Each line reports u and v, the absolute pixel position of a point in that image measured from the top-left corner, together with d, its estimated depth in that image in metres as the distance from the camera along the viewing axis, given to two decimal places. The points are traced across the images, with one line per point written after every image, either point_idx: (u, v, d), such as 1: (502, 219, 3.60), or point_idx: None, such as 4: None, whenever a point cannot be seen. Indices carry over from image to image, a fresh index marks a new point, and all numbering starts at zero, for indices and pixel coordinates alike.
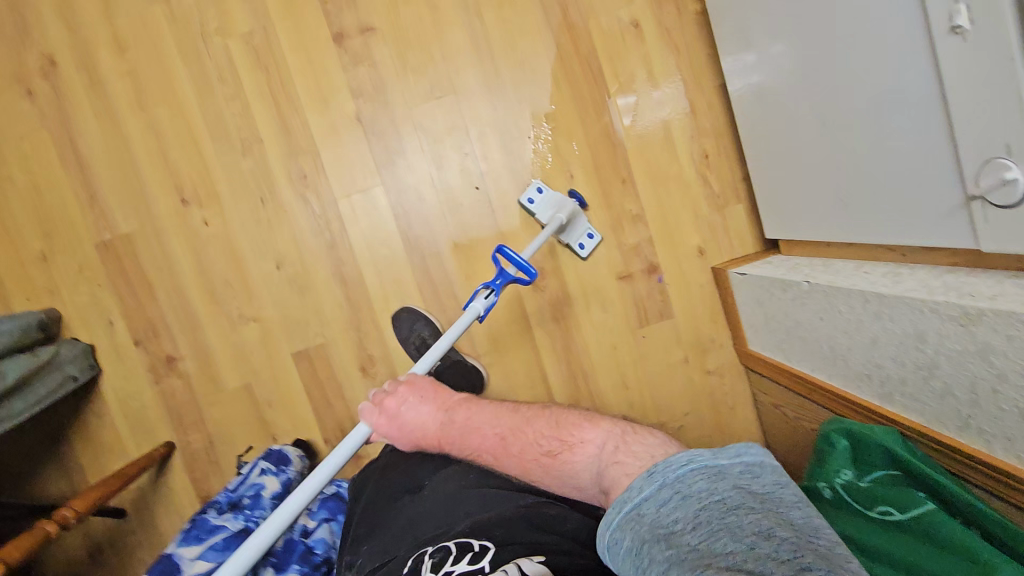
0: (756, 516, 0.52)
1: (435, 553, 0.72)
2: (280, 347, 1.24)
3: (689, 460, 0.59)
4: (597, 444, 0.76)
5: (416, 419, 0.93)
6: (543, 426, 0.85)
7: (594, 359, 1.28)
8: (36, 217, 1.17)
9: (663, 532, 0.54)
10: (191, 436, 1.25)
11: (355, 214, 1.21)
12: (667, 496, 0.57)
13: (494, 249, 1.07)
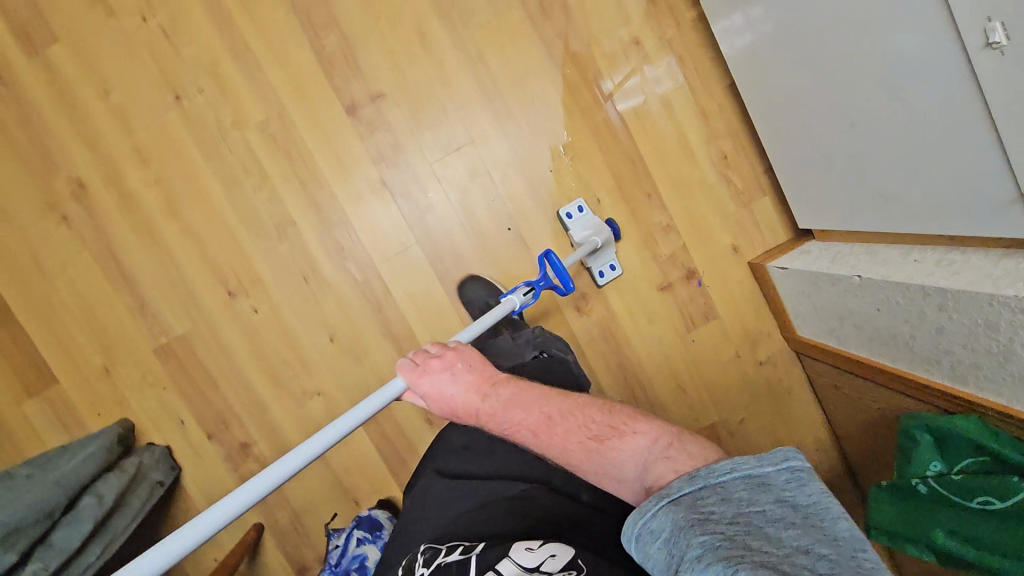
0: (800, 533, 0.49)
1: (427, 551, 0.72)
2: (346, 415, 1.25)
3: (736, 464, 0.56)
4: (649, 437, 0.68)
5: (456, 382, 0.81)
6: (593, 413, 0.75)
7: (651, 371, 1.29)
8: (92, 333, 1.20)
9: (696, 518, 0.51)
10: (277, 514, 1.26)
11: (395, 273, 1.22)
12: (707, 494, 0.54)
13: (542, 253, 1.09)
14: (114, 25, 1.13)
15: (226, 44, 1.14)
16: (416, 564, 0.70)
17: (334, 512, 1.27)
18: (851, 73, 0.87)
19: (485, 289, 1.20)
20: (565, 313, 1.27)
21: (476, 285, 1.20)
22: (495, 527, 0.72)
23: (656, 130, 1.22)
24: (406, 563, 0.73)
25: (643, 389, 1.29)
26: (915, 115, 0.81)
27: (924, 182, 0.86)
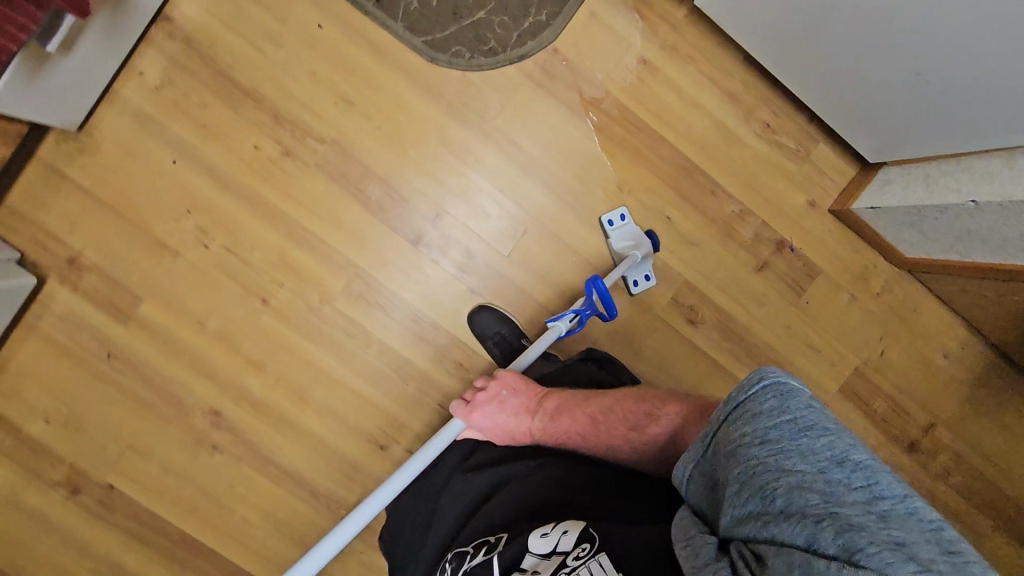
0: (829, 444, 0.51)
1: (456, 558, 0.77)
2: None
3: (763, 380, 0.55)
4: (681, 415, 0.81)
5: (505, 411, 0.95)
6: (628, 403, 0.88)
7: (784, 346, 1.28)
8: (279, 534, 1.25)
9: (734, 451, 0.54)
10: None
11: None
12: (737, 420, 0.55)
13: (589, 280, 1.07)
14: (183, 262, 1.18)
15: (285, 235, 1.19)
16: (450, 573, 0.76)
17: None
18: (908, 20, 0.88)
19: (498, 321, 1.20)
20: (683, 332, 1.25)
21: (489, 316, 1.20)
22: (515, 510, 0.78)
23: (695, 130, 1.22)
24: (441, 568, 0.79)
25: (784, 365, 1.28)
26: (989, 52, 0.83)
27: (1007, 108, 0.88)
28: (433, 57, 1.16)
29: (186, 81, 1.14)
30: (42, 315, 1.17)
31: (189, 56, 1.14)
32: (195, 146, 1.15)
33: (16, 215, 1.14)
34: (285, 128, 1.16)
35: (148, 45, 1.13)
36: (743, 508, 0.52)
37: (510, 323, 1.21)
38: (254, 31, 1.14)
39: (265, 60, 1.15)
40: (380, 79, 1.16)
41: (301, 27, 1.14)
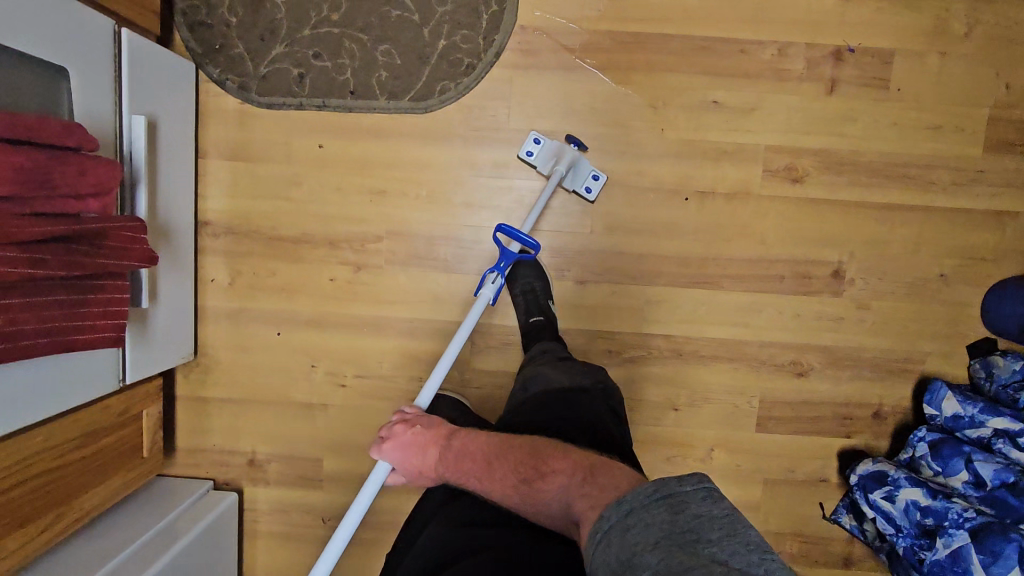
0: (712, 546, 0.53)
1: None
2: (746, 441, 1.21)
3: (656, 487, 0.60)
4: (567, 473, 0.70)
5: (417, 451, 0.86)
6: (521, 451, 0.77)
7: (902, 143, 1.16)
8: None
9: (629, 558, 0.55)
10: (788, 547, 1.22)
11: (663, 313, 1.19)
12: (633, 520, 0.58)
13: (494, 229, 1.01)
14: (334, 409, 1.24)
15: (400, 335, 1.22)
16: None
17: (821, 502, 1.21)
18: None
19: (535, 274, 1.16)
20: (796, 194, 1.16)
21: (528, 266, 1.16)
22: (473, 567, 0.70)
23: (691, 9, 1.15)
24: None
25: (913, 161, 1.16)
26: None
27: None
28: (427, 105, 1.16)
29: (250, 263, 1.21)
30: (255, 516, 1.26)
31: (240, 241, 1.20)
32: (287, 310, 1.22)
33: (191, 449, 1.25)
34: (346, 248, 1.20)
35: (206, 254, 1.21)
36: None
37: (542, 276, 1.16)
38: (275, 186, 1.19)
39: (296, 203, 1.19)
40: (396, 156, 1.18)
41: (308, 157, 1.18)
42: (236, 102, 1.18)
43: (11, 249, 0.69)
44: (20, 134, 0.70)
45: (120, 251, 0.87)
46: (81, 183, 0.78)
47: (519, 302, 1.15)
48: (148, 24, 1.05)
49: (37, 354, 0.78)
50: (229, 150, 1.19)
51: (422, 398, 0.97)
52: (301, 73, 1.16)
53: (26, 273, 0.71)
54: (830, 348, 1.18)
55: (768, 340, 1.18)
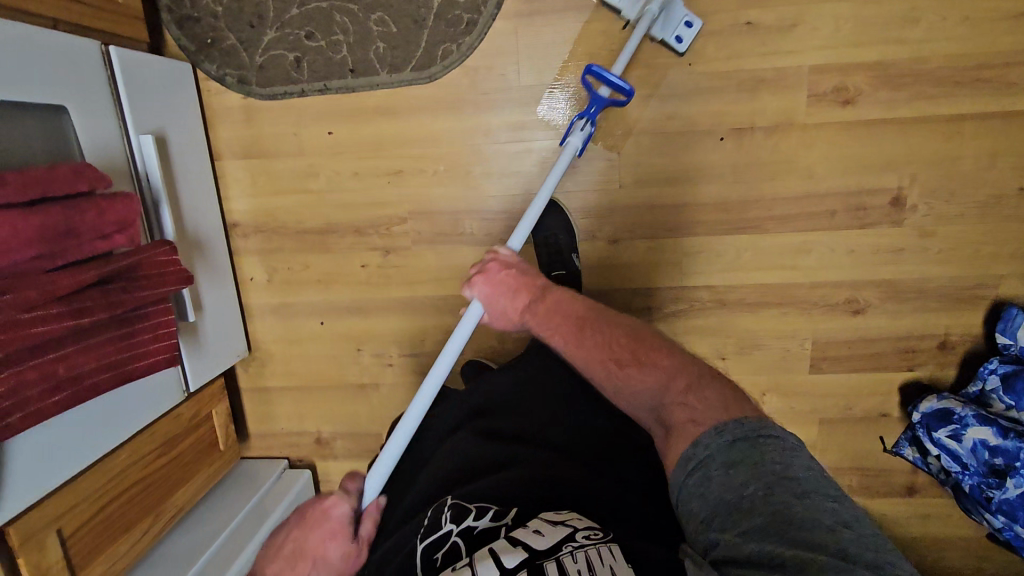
0: (832, 503, 0.51)
1: (452, 506, 0.71)
2: (800, 383, 1.17)
3: (761, 431, 0.57)
4: (671, 372, 0.68)
5: (507, 290, 0.83)
6: (623, 335, 0.75)
7: (975, 41, 1.00)
8: None
9: (737, 500, 0.52)
10: (847, 480, 1.22)
11: (704, 263, 1.12)
12: (737, 459, 0.55)
13: (584, 70, 0.92)
14: (385, 388, 1.28)
15: (438, 314, 1.22)
16: (444, 518, 0.70)
17: (881, 436, 1.18)
18: None
19: (558, 226, 1.10)
20: (847, 118, 1.04)
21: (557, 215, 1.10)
22: (514, 483, 0.72)
23: None
24: (432, 514, 0.73)
25: (988, 60, 1.00)
26: None
27: None
28: (431, 74, 1.09)
29: (283, 256, 1.22)
30: (329, 487, 1.36)
31: (269, 238, 1.21)
32: (326, 299, 1.24)
33: (262, 433, 1.34)
34: (372, 234, 1.19)
35: (241, 254, 1.23)
36: (738, 556, 0.49)
37: (566, 226, 1.10)
38: (292, 179, 1.18)
39: (315, 194, 1.18)
40: (407, 132, 1.13)
41: (319, 144, 1.15)
42: (239, 98, 1.14)
43: (53, 306, 0.72)
44: (35, 193, 0.71)
45: (155, 279, 0.89)
46: (102, 224, 0.79)
47: (540, 255, 1.09)
48: (136, 34, 1.01)
49: (104, 389, 0.83)
50: (242, 148, 1.17)
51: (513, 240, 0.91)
52: (298, 57, 1.10)
53: (72, 324, 0.75)
54: (889, 282, 1.10)
55: (820, 281, 1.11)
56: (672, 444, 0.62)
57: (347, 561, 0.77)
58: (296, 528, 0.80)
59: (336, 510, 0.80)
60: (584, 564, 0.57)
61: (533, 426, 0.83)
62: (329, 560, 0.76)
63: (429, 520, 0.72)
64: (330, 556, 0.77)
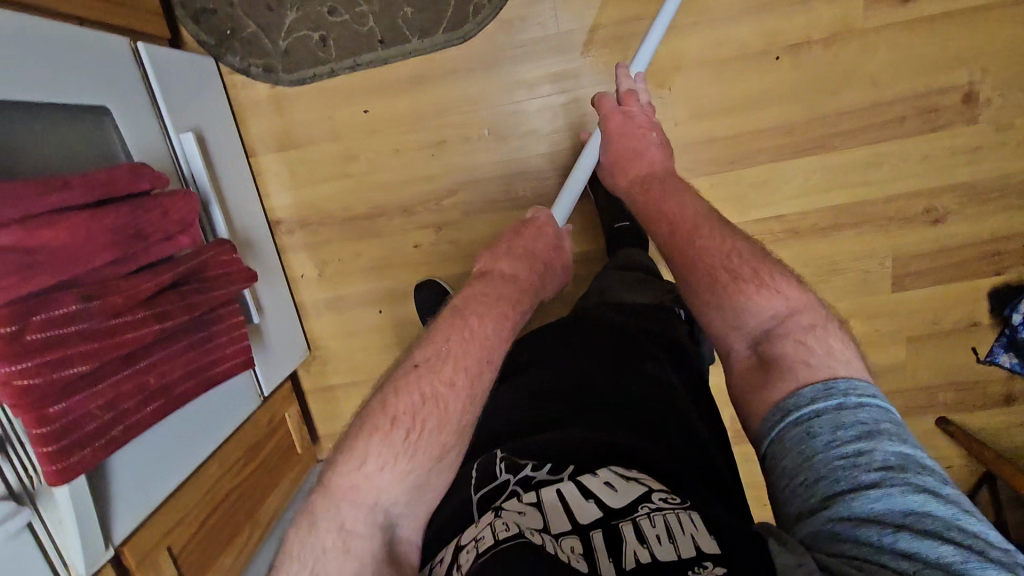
0: (950, 488, 0.44)
1: (506, 460, 0.58)
2: (883, 303, 1.13)
3: (873, 396, 0.49)
4: (795, 305, 0.58)
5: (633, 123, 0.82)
6: (744, 246, 0.63)
7: None
8: None
9: (842, 466, 0.46)
10: (941, 398, 1.17)
11: (770, 190, 1.08)
12: (847, 419, 0.48)
13: None
14: None
15: None
16: (498, 471, 0.57)
17: (974, 348, 1.14)
18: None
19: None
20: (908, 18, 0.99)
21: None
22: (564, 438, 0.60)
23: None
24: (480, 467, 0.59)
25: None
26: None
27: None
28: (465, 32, 1.04)
29: (333, 249, 1.18)
30: None
31: (316, 231, 1.17)
32: (381, 286, 1.20)
33: (328, 432, 1.30)
34: (421, 211, 1.15)
35: (287, 252, 1.19)
36: (837, 529, 0.43)
37: None
38: (332, 165, 1.13)
39: (357, 177, 1.14)
40: (447, 99, 1.08)
41: (354, 124, 1.11)
42: (266, 88, 1.10)
43: (139, 310, 0.68)
44: (102, 194, 0.67)
45: (220, 279, 0.85)
46: (167, 223, 0.75)
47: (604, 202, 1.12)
48: (154, 30, 0.98)
49: (191, 397, 0.80)
50: (276, 140, 1.12)
51: (638, 63, 0.89)
52: (322, 36, 1.05)
53: (158, 329, 0.71)
54: (968, 186, 1.05)
55: (895, 193, 1.06)
56: (777, 378, 0.54)
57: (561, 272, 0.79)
58: (516, 239, 0.75)
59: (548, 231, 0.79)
60: (664, 529, 0.47)
61: (583, 379, 0.72)
62: (553, 265, 0.77)
63: (478, 472, 0.59)
64: (554, 268, 0.76)
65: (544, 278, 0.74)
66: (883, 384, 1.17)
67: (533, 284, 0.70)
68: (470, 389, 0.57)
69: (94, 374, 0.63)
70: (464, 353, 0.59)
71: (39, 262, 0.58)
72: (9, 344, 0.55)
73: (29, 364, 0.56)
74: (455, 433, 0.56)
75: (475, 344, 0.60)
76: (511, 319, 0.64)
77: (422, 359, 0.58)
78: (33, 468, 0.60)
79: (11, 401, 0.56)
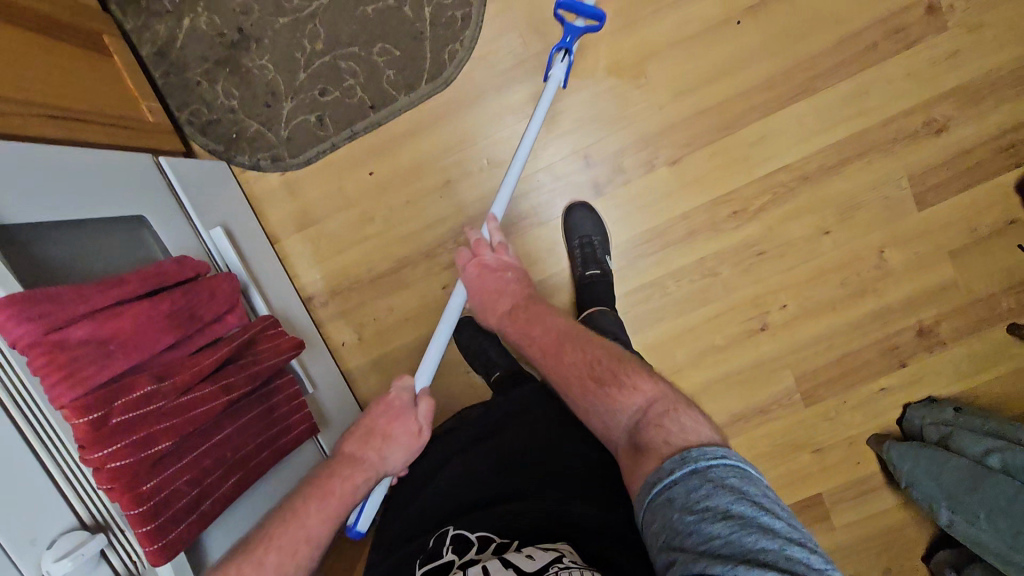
0: (783, 525, 0.47)
1: (456, 539, 0.67)
2: (915, 224, 1.11)
3: (720, 454, 0.53)
4: (653, 397, 0.64)
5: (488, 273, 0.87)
6: (603, 354, 0.72)
7: None
8: (782, 463, 1.18)
9: (695, 521, 0.48)
10: (1008, 305, 1.12)
11: (768, 144, 1.10)
12: (698, 480, 0.51)
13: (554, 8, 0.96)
14: None
15: None
16: (449, 551, 0.65)
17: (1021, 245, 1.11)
18: None
19: (594, 229, 1.10)
20: None
21: (588, 215, 1.10)
22: (505, 518, 0.68)
23: None
24: (436, 542, 0.68)
25: None
26: None
27: None
28: (446, 77, 1.12)
29: (367, 311, 1.21)
30: None
31: (346, 297, 1.21)
32: (418, 337, 1.20)
33: None
34: (441, 252, 1.18)
35: (325, 325, 1.22)
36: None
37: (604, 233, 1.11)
38: (350, 231, 1.19)
39: (374, 237, 1.19)
40: (443, 142, 1.15)
41: (363, 188, 1.17)
42: (277, 176, 1.17)
43: (206, 384, 0.70)
44: (153, 284, 0.70)
45: (272, 348, 0.87)
46: (214, 305, 0.78)
47: (575, 252, 1.10)
48: (171, 144, 1.08)
49: (265, 468, 0.80)
50: (294, 221, 1.19)
51: (498, 207, 0.94)
52: (319, 115, 1.14)
53: (226, 401, 0.72)
54: (957, 90, 1.07)
55: (890, 115, 1.09)
56: (646, 459, 0.57)
57: (413, 440, 0.79)
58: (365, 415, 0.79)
59: (400, 399, 0.81)
60: None
61: (533, 448, 0.78)
62: (397, 438, 0.78)
63: (433, 547, 0.68)
64: (399, 437, 0.78)
65: (383, 454, 0.76)
66: (944, 306, 1.13)
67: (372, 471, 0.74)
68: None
69: (174, 452, 0.65)
70: (280, 537, 0.63)
71: (114, 350, 0.61)
72: (96, 430, 0.57)
73: (116, 447, 0.58)
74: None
75: (284, 544, 0.63)
76: (334, 500, 0.69)
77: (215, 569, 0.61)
78: (137, 552, 0.61)
79: (107, 485, 0.57)
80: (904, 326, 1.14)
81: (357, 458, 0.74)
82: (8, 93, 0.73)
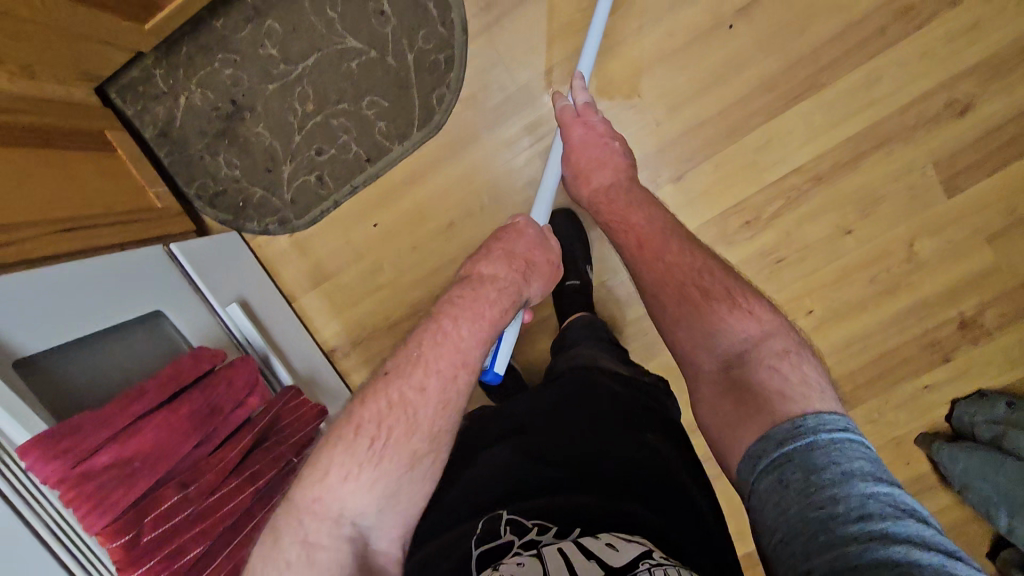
0: (928, 534, 0.41)
1: (518, 524, 0.62)
2: (945, 213, 1.05)
3: (843, 435, 0.48)
4: (767, 328, 0.62)
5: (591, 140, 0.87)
6: (715, 271, 0.70)
7: None
8: None
9: (823, 517, 0.43)
10: None
11: (777, 148, 1.05)
12: (821, 464, 0.46)
13: None
14: None
15: (549, 334, 1.20)
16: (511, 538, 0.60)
17: None
18: None
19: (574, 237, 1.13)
20: None
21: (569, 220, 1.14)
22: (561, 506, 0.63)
23: None
24: (486, 532, 0.63)
25: None
26: None
27: None
28: (436, 122, 1.12)
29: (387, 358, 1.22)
30: None
31: (367, 345, 1.23)
32: None
33: None
34: None
35: (350, 374, 1.24)
36: None
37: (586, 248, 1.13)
38: (362, 281, 1.20)
39: (386, 284, 1.20)
40: (443, 185, 1.15)
41: (369, 239, 1.18)
42: (287, 238, 1.20)
43: (232, 479, 0.73)
44: (173, 389, 0.72)
45: (297, 420, 0.88)
46: (237, 387, 0.80)
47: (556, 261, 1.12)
48: (184, 226, 1.11)
49: None
50: (308, 278, 1.21)
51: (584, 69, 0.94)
52: (319, 174, 1.15)
53: (253, 490, 0.75)
54: (979, 66, 1.00)
55: (906, 101, 1.02)
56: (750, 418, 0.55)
57: (551, 267, 0.72)
58: (495, 239, 0.70)
59: (529, 229, 0.72)
60: None
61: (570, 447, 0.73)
62: (539, 265, 0.71)
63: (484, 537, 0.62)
64: (540, 264, 0.71)
65: (528, 277, 0.69)
66: (986, 293, 1.06)
67: (516, 287, 0.67)
68: (441, 401, 0.59)
69: (208, 553, 0.69)
70: (434, 360, 0.60)
71: (138, 468, 0.64)
72: (130, 552, 0.61)
73: (148, 565, 0.63)
74: (424, 442, 0.59)
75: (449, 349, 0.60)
76: (486, 322, 0.63)
77: (390, 366, 0.60)
78: None
79: None
80: (943, 320, 1.08)
81: (498, 280, 0.66)
82: (19, 217, 0.76)
